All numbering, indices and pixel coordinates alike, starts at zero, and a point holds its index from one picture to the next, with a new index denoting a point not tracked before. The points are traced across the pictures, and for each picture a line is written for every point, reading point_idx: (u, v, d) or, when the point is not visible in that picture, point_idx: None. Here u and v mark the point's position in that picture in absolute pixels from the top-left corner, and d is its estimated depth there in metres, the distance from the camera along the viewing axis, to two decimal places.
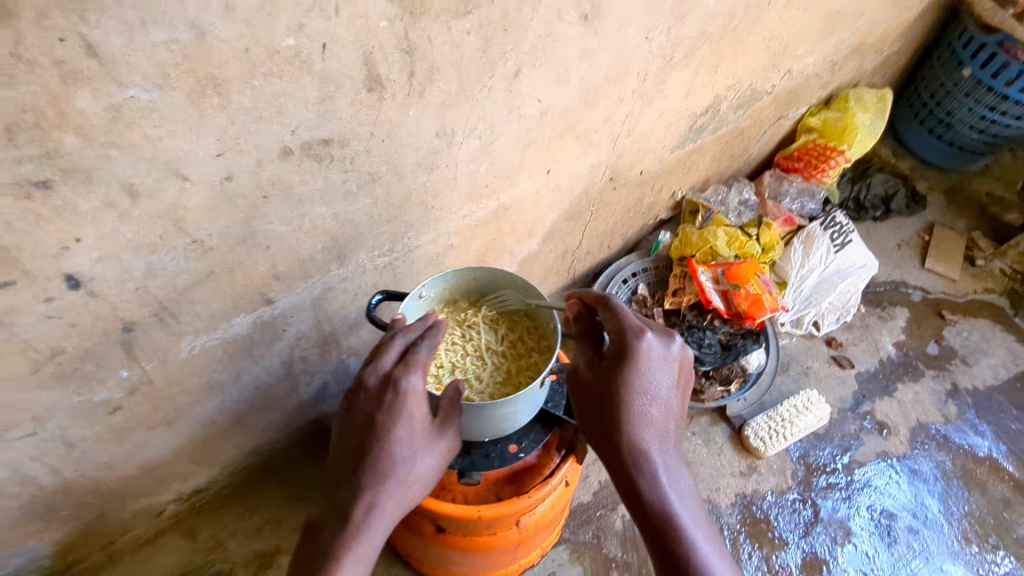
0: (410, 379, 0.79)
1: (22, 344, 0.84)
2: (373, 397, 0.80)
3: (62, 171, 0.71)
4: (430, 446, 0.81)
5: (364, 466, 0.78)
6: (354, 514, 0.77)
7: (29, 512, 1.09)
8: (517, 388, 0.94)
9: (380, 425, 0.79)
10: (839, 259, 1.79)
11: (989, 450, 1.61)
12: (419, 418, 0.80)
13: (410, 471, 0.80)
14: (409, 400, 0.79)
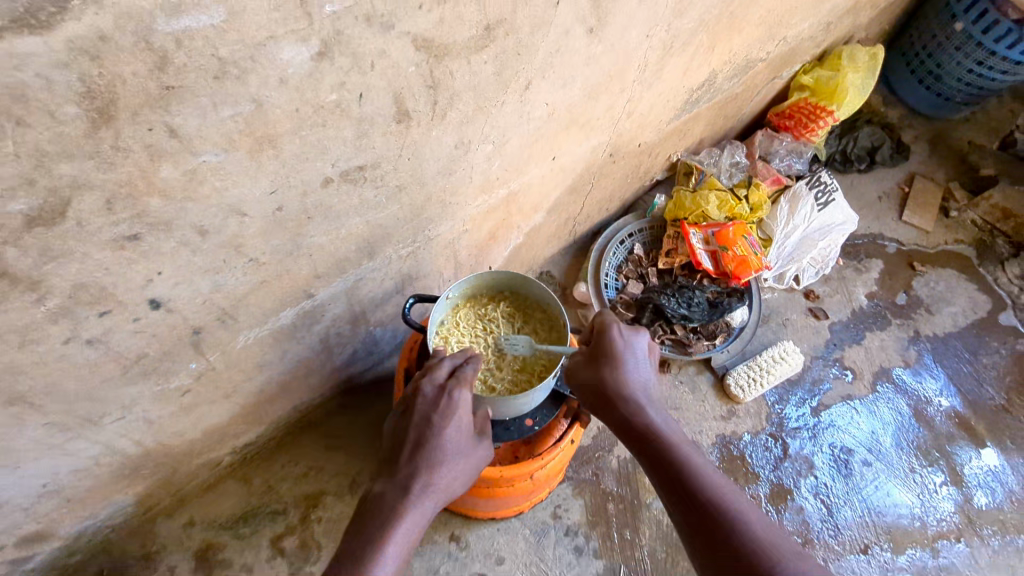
0: (462, 389, 0.99)
1: (115, 354, 0.99)
2: (431, 402, 1.00)
3: (148, 225, 0.83)
4: (473, 446, 1.00)
5: (422, 452, 0.96)
6: (413, 489, 0.93)
7: (117, 474, 1.28)
8: (533, 374, 1.13)
9: (436, 422, 0.97)
10: (821, 217, 1.92)
11: (942, 391, 1.83)
12: (464, 421, 0.99)
13: (449, 464, 0.97)
14: (461, 406, 0.99)
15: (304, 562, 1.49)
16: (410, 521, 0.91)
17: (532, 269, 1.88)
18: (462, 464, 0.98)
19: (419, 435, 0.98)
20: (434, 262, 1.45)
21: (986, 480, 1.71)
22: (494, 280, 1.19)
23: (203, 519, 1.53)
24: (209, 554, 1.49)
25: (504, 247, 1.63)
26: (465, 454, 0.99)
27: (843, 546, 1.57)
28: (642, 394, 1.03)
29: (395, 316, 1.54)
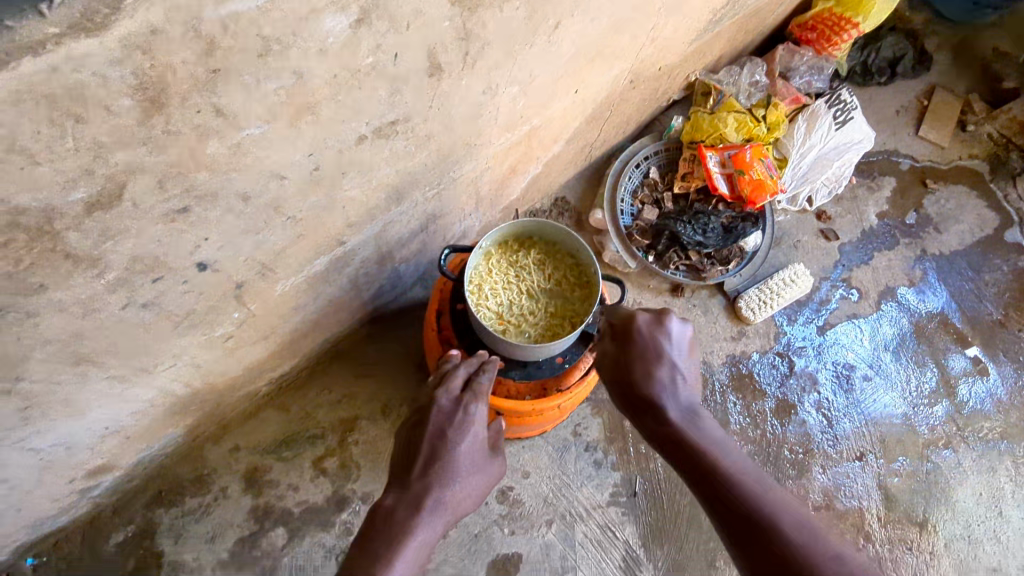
0: (478, 406, 1.17)
1: (166, 312, 1.03)
2: (447, 413, 1.15)
3: (197, 197, 0.85)
4: (487, 466, 1.15)
5: (441, 463, 1.08)
6: (431, 495, 1.03)
7: (170, 412, 1.36)
8: (562, 320, 1.28)
9: (454, 434, 1.12)
10: (838, 136, 1.90)
11: (943, 308, 1.90)
12: (477, 439, 1.14)
13: (467, 479, 1.10)
14: (476, 421, 1.15)
15: (346, 480, 1.62)
16: (429, 528, 0.99)
17: (548, 195, 1.87)
18: (477, 480, 1.11)
19: (435, 447, 1.10)
20: (456, 200, 1.45)
21: (977, 391, 1.83)
22: (523, 227, 1.30)
23: (247, 444, 1.64)
24: (257, 476, 1.61)
25: (523, 179, 1.63)
26: (478, 470, 1.12)
27: (840, 455, 1.72)
28: (683, 395, 1.03)
29: (419, 252, 1.55)
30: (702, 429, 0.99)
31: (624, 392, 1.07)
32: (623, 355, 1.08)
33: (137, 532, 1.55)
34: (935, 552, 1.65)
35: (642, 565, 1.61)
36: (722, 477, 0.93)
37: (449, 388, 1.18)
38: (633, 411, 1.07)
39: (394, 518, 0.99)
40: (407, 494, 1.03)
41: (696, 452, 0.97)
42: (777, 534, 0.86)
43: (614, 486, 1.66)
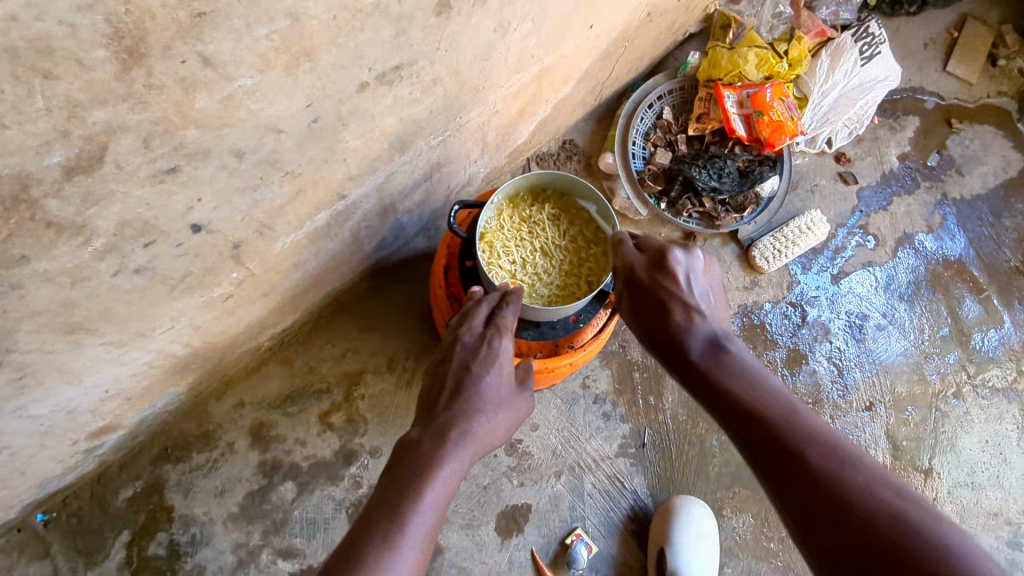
0: (503, 339, 1.10)
1: (161, 276, 0.97)
2: (471, 348, 1.09)
3: (186, 155, 0.78)
4: (516, 400, 1.08)
5: (466, 396, 1.02)
6: (454, 429, 0.98)
7: (171, 372, 1.32)
8: (579, 280, 1.26)
9: (478, 368, 1.06)
10: (863, 73, 1.78)
11: (960, 255, 1.85)
12: (505, 372, 1.07)
13: (494, 413, 1.03)
14: (502, 355, 1.08)
15: (354, 435, 1.61)
16: (457, 460, 0.94)
17: (556, 137, 1.77)
18: (505, 413, 1.04)
19: (459, 382, 1.05)
20: (462, 147, 1.36)
21: (989, 339, 1.81)
22: (539, 179, 1.27)
23: (252, 399, 1.61)
24: (263, 431, 1.59)
25: (531, 122, 1.53)
26: (507, 403, 1.06)
27: (849, 405, 1.72)
28: (702, 322, 1.01)
29: (422, 202, 1.47)
30: (723, 355, 0.97)
31: (643, 326, 1.06)
32: (637, 303, 1.07)
33: (145, 488, 1.54)
34: (938, 498, 1.68)
35: (650, 514, 1.63)
36: (739, 397, 0.90)
37: (471, 323, 1.11)
38: (654, 345, 1.05)
39: (419, 452, 0.94)
40: (431, 428, 0.98)
41: (714, 378, 0.94)
42: (793, 441, 0.82)
43: (622, 438, 1.66)
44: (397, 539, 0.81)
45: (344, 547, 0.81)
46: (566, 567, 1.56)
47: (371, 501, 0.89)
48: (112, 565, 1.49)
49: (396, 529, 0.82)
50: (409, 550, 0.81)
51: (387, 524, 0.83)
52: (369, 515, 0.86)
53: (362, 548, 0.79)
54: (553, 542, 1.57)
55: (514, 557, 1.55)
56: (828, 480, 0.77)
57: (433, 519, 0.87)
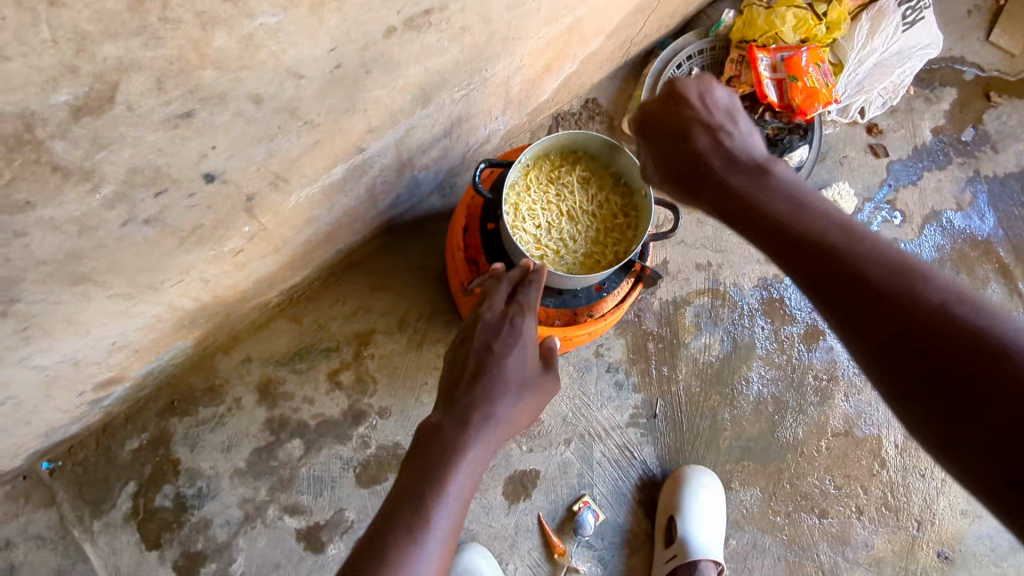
0: (526, 318, 1.06)
1: (171, 227, 0.92)
2: (493, 328, 1.05)
3: (202, 100, 0.73)
4: (541, 382, 1.04)
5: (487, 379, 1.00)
6: (476, 414, 0.95)
7: (179, 325, 1.29)
8: (605, 247, 1.22)
9: (500, 348, 1.02)
10: (903, 39, 1.70)
11: (988, 234, 1.80)
12: (530, 352, 1.03)
13: (519, 395, 1.00)
14: (526, 334, 1.04)
15: (362, 394, 1.59)
16: (478, 448, 0.92)
17: (579, 96, 1.70)
18: (529, 397, 1.01)
19: (480, 363, 1.02)
20: (485, 102, 1.29)
21: None
22: (568, 139, 1.22)
23: (259, 355, 1.58)
24: (271, 387, 1.57)
25: (556, 78, 1.45)
26: (531, 385, 1.02)
27: (863, 383, 1.72)
28: (740, 156, 0.99)
29: (440, 159, 1.41)
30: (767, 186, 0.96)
31: (680, 174, 1.05)
32: (676, 145, 1.04)
33: (152, 440, 1.53)
34: (946, 478, 1.68)
35: (658, 484, 1.62)
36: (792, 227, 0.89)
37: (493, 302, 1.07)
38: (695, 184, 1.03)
39: (440, 437, 0.93)
40: (452, 412, 0.96)
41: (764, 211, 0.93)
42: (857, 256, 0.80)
43: (634, 408, 1.64)
44: (420, 533, 0.81)
45: (368, 542, 0.81)
46: (572, 534, 1.56)
47: (395, 491, 0.88)
48: (119, 515, 1.49)
49: (419, 523, 0.82)
50: (433, 543, 0.81)
51: (410, 516, 0.82)
52: (391, 507, 0.85)
53: (385, 543, 0.79)
54: (560, 508, 1.57)
55: (520, 522, 1.55)
56: (882, 280, 0.77)
57: (457, 508, 0.86)
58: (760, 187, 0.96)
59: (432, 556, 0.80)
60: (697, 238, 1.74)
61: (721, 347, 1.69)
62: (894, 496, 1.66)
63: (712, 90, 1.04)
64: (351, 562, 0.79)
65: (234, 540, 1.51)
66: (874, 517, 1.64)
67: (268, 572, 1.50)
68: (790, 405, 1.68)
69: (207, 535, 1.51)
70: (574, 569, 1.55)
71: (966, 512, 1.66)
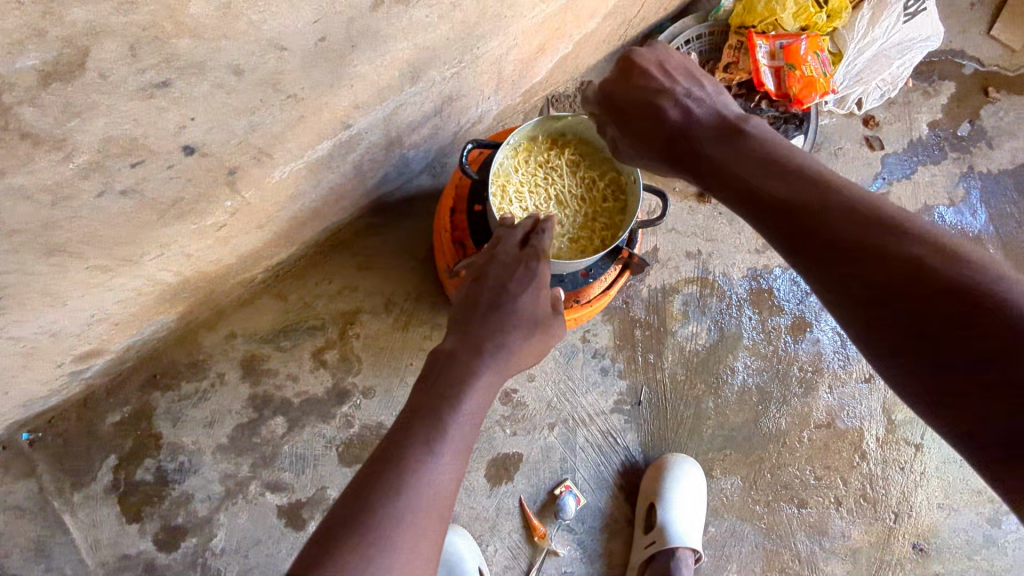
0: (541, 262, 1.02)
1: (150, 200, 0.90)
2: (507, 267, 1.02)
3: (179, 68, 0.74)
4: (552, 324, 1.01)
5: (501, 314, 0.97)
6: (488, 347, 0.93)
7: (161, 298, 1.27)
8: (592, 233, 1.21)
9: (514, 288, 1.00)
10: (905, 31, 1.68)
11: (979, 231, 1.80)
12: (542, 294, 1.01)
13: (531, 335, 0.97)
14: (540, 277, 1.01)
15: (347, 373, 1.58)
16: (492, 374, 0.91)
17: (574, 78, 1.67)
18: (541, 337, 0.99)
19: (493, 300, 0.99)
20: (477, 81, 1.27)
21: None
22: (559, 122, 1.21)
23: (244, 331, 1.57)
24: (254, 364, 1.56)
25: (550, 59, 1.43)
26: (543, 326, 1.00)
27: (848, 375, 1.72)
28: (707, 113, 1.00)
29: (430, 138, 1.39)
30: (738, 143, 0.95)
31: (649, 142, 1.03)
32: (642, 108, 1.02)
33: (133, 414, 1.52)
34: (925, 472, 1.69)
35: (640, 471, 1.63)
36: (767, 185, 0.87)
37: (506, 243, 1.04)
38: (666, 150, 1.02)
39: (453, 365, 0.90)
40: (465, 343, 0.94)
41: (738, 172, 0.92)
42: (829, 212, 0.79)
43: (618, 395, 1.64)
44: (436, 445, 0.80)
45: (382, 453, 0.80)
46: (553, 517, 1.56)
47: (408, 407, 0.87)
48: (99, 488, 1.48)
49: (434, 436, 0.81)
50: (447, 456, 0.80)
51: (425, 429, 0.82)
52: (405, 422, 0.84)
53: (400, 453, 0.79)
54: (541, 492, 1.57)
55: (502, 504, 1.56)
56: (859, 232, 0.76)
57: (470, 427, 0.86)
58: (729, 145, 0.95)
59: (446, 468, 0.80)
60: (688, 225, 1.73)
61: (708, 336, 1.69)
62: (873, 489, 1.67)
63: (669, 56, 1.06)
64: (365, 470, 0.79)
65: (215, 515, 1.51)
66: (853, 509, 1.66)
67: (249, 548, 1.51)
68: (774, 395, 1.69)
69: (188, 510, 1.51)
70: (554, 552, 1.56)
71: (942, 506, 1.68)
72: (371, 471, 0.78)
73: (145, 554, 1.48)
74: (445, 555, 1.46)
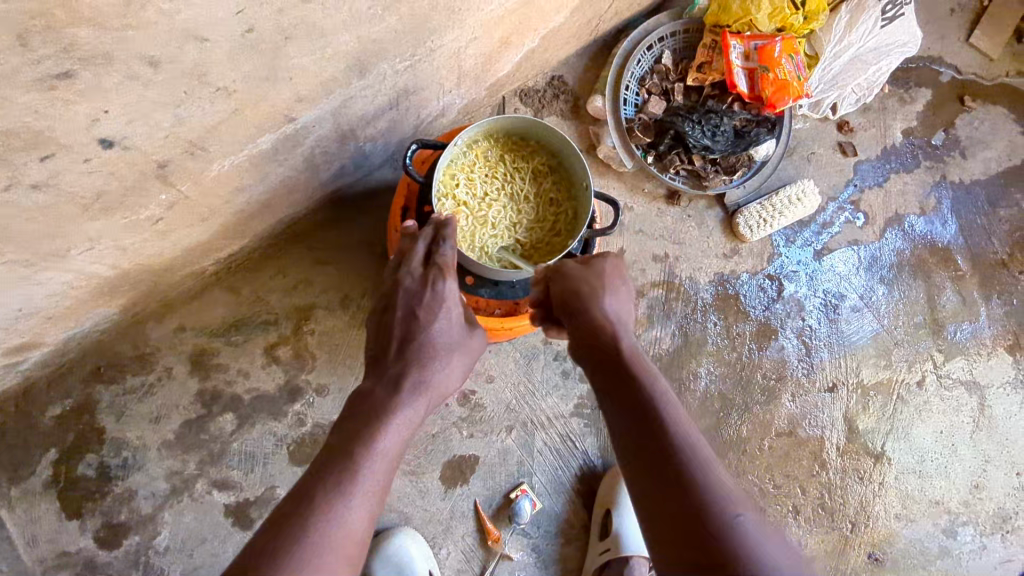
0: (446, 281, 1.04)
1: (69, 194, 0.85)
2: (414, 293, 1.04)
3: (81, 59, 0.67)
4: (469, 340, 1.05)
5: (416, 345, 1.00)
6: (405, 381, 0.95)
7: (98, 291, 1.22)
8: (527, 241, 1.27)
9: (425, 316, 1.02)
10: (881, 36, 1.64)
11: (948, 241, 1.79)
12: (453, 313, 1.03)
13: (445, 362, 1.00)
14: (449, 297, 1.04)
15: (300, 370, 1.53)
16: (410, 408, 0.93)
17: (545, 72, 1.63)
18: (460, 357, 1.02)
19: (406, 328, 1.02)
20: (435, 74, 1.22)
21: (962, 331, 1.77)
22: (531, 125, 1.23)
23: (193, 325, 1.51)
24: (204, 358, 1.51)
25: (515, 53, 1.38)
26: (460, 347, 1.03)
27: (811, 384, 1.69)
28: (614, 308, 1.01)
29: (388, 131, 1.33)
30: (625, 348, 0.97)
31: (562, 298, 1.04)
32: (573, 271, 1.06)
33: (75, 408, 1.45)
34: (884, 482, 1.68)
35: (598, 475, 1.61)
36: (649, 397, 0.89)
37: (410, 267, 1.06)
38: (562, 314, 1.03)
39: (370, 401, 0.93)
40: (382, 377, 0.97)
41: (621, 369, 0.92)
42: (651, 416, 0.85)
43: (579, 399, 1.61)
44: (346, 491, 0.81)
45: (290, 500, 0.80)
46: (508, 521, 1.54)
47: (322, 450, 0.87)
48: (38, 483, 1.43)
49: (345, 477, 0.82)
50: (359, 497, 0.81)
51: (337, 472, 0.83)
52: (319, 465, 0.84)
53: (311, 498, 0.79)
54: (497, 495, 1.55)
55: (456, 507, 1.53)
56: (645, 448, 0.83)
57: (386, 464, 0.87)
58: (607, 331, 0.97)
59: (358, 508, 0.81)
60: (657, 227, 1.67)
61: (672, 341, 1.64)
62: (831, 498, 1.66)
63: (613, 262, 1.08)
64: (274, 517, 0.78)
65: (159, 513, 1.47)
66: (809, 517, 1.65)
67: (194, 546, 1.47)
68: (736, 403, 1.65)
69: (130, 507, 1.46)
70: (507, 556, 1.54)
71: (899, 516, 1.67)
72: (280, 520, 0.77)
73: (85, 551, 1.43)
74: (394, 558, 1.44)
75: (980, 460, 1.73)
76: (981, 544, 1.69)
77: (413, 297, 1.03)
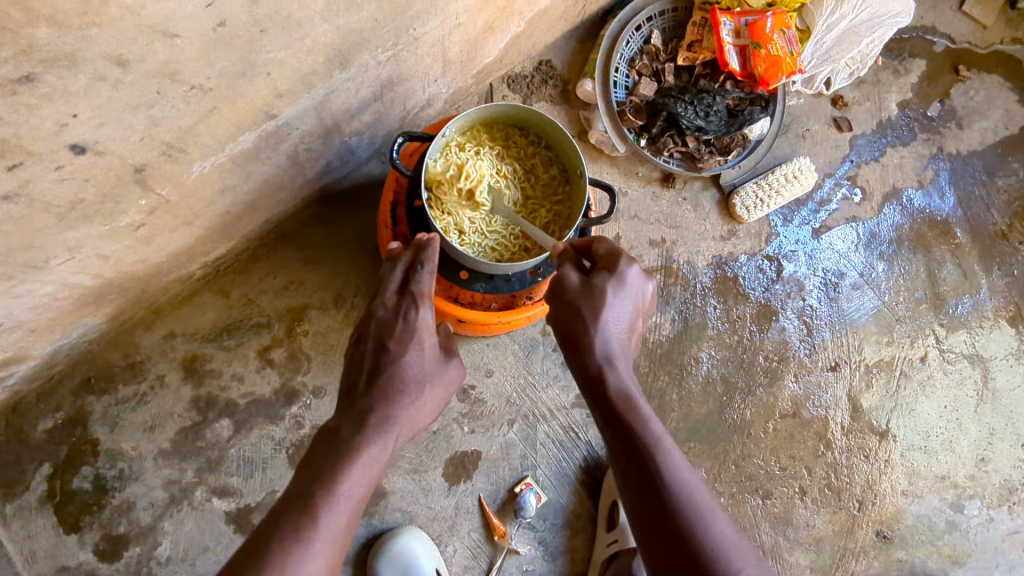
0: (418, 310, 1.12)
1: (42, 203, 0.82)
2: (387, 324, 1.12)
3: (43, 62, 0.64)
4: (440, 373, 1.13)
5: (385, 379, 1.05)
6: (372, 419, 1.00)
7: (83, 301, 1.19)
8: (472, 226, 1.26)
9: (396, 347, 1.09)
10: (874, 6, 1.61)
11: (947, 214, 1.76)
12: (427, 345, 1.12)
13: (418, 396, 1.07)
14: (420, 327, 1.11)
15: (296, 372, 1.50)
16: (376, 446, 0.96)
17: (532, 57, 1.59)
18: (430, 391, 1.09)
19: (378, 360, 1.09)
20: (419, 64, 1.19)
21: (963, 305, 1.75)
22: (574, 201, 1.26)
23: (184, 331, 1.47)
24: (196, 364, 1.47)
25: (501, 38, 1.35)
26: (430, 380, 1.10)
27: (814, 364, 1.67)
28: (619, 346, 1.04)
29: (374, 124, 1.29)
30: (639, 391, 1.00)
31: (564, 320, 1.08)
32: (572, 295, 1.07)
33: (67, 421, 1.40)
34: (890, 460, 1.67)
35: (602, 465, 1.60)
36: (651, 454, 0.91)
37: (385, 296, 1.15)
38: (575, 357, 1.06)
39: (336, 439, 0.96)
40: (351, 412, 1.01)
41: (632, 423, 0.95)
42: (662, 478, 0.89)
43: (580, 389, 1.60)
44: (308, 534, 0.81)
45: (250, 543, 0.81)
46: (514, 515, 1.52)
47: (285, 493, 0.88)
48: (33, 499, 1.37)
49: (307, 521, 0.83)
50: (320, 542, 0.82)
51: (297, 517, 0.83)
52: (282, 509, 0.85)
53: (268, 544, 0.79)
54: (501, 490, 1.52)
55: (461, 503, 1.51)
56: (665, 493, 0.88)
57: (351, 506, 0.89)
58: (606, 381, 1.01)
59: (318, 555, 0.81)
60: (652, 212, 1.64)
61: (672, 327, 1.61)
62: (838, 477, 1.64)
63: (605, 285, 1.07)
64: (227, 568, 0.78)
65: (159, 523, 1.41)
66: (818, 498, 1.63)
67: (196, 555, 1.42)
68: (739, 386, 1.63)
69: (129, 519, 1.41)
70: (514, 551, 1.51)
71: (906, 493, 1.66)
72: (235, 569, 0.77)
73: (85, 566, 1.38)
74: (402, 559, 1.41)
75: (985, 433, 1.72)
76: (989, 517, 1.68)
77: (387, 330, 1.11)
